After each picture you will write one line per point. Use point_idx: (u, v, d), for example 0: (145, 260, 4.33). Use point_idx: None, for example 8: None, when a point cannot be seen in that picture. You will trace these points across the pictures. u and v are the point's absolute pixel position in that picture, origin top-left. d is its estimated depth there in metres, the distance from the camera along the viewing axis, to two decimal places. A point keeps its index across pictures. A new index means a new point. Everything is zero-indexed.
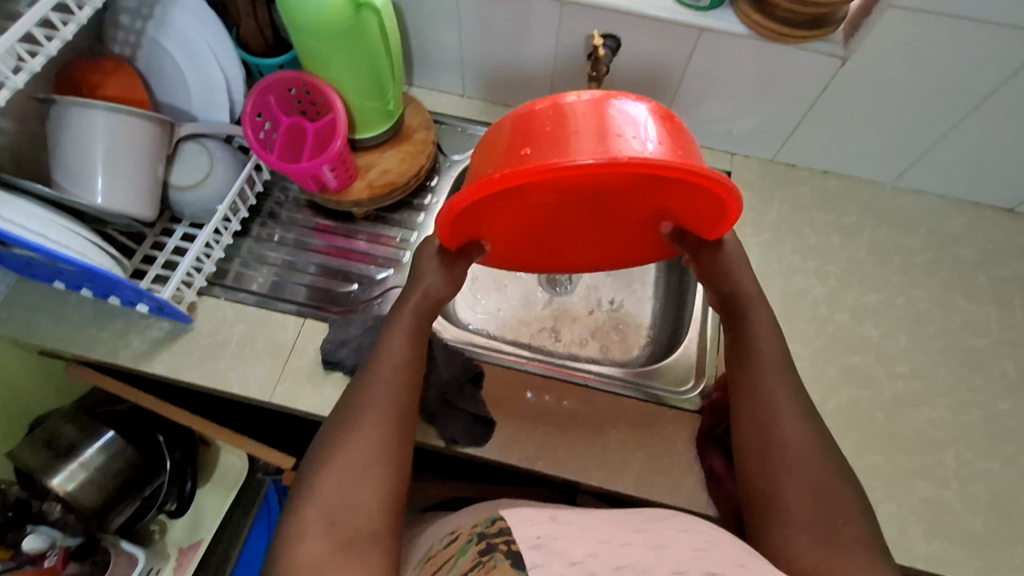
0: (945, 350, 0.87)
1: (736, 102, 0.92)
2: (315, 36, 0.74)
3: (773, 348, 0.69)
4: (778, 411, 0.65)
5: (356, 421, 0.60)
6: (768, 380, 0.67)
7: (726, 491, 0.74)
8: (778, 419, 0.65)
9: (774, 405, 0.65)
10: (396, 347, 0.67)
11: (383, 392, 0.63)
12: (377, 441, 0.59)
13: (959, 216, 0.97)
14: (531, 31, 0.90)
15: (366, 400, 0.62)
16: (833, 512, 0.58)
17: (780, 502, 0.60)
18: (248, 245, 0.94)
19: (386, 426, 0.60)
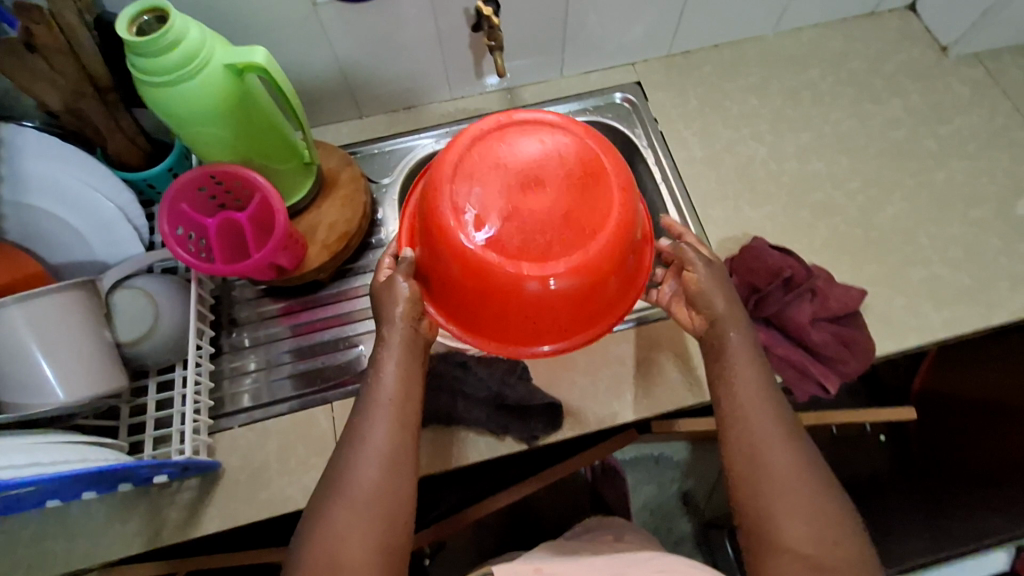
0: (880, 153, 0.97)
1: (621, 14, 0.94)
2: (209, 121, 0.67)
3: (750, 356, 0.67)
4: (761, 424, 0.63)
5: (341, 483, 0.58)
6: (750, 391, 0.65)
7: (780, 353, 0.79)
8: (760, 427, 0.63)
9: (759, 417, 0.63)
10: (381, 391, 0.62)
11: (367, 449, 0.59)
12: (356, 512, 0.57)
13: (836, 36, 1.07)
14: (408, 26, 0.86)
15: (347, 459, 0.59)
16: (826, 534, 0.58)
17: (771, 529, 0.59)
18: (227, 360, 0.86)
19: (367, 491, 0.58)
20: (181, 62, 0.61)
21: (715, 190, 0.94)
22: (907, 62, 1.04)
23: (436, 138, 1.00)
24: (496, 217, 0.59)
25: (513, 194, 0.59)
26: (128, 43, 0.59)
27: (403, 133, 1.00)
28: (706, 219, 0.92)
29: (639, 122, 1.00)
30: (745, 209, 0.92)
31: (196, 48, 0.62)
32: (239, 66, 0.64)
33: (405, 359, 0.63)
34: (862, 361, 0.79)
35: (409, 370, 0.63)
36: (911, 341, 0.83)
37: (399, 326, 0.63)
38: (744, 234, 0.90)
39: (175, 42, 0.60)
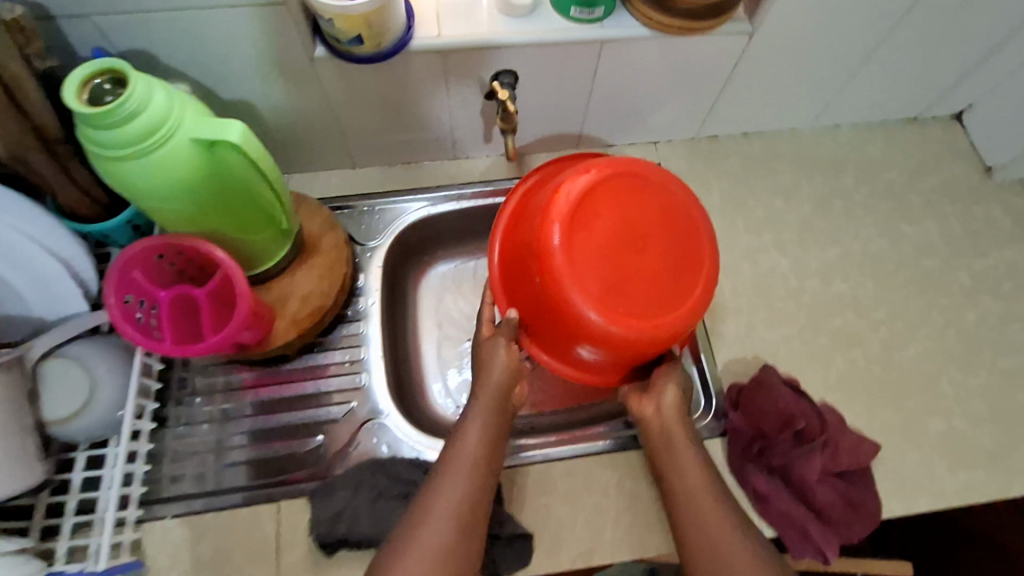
0: (909, 281, 0.89)
1: (653, 98, 0.86)
2: (169, 195, 0.57)
3: (693, 449, 0.66)
4: (707, 521, 0.62)
5: (409, 542, 0.57)
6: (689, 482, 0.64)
7: (778, 509, 0.72)
8: (706, 524, 0.61)
9: (701, 511, 0.63)
10: (461, 454, 0.61)
11: (439, 510, 0.58)
12: (443, 560, 0.56)
13: (875, 141, 0.99)
14: (416, 89, 0.77)
15: (420, 518, 0.58)
16: None
17: None
18: (171, 437, 0.77)
19: (440, 547, 0.57)
20: (139, 133, 0.52)
21: (729, 302, 0.86)
22: (947, 181, 0.97)
23: (431, 202, 0.91)
24: (592, 291, 0.58)
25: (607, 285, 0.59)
26: (74, 109, 0.49)
27: (397, 192, 0.91)
28: (715, 334, 0.84)
29: None
30: (759, 329, 0.85)
31: (160, 117, 0.53)
32: (210, 139, 0.55)
33: (498, 414, 0.64)
34: (866, 527, 0.72)
35: (490, 428, 0.63)
36: (920, 505, 0.76)
37: (496, 377, 0.65)
38: (754, 357, 0.83)
39: (133, 110, 0.51)
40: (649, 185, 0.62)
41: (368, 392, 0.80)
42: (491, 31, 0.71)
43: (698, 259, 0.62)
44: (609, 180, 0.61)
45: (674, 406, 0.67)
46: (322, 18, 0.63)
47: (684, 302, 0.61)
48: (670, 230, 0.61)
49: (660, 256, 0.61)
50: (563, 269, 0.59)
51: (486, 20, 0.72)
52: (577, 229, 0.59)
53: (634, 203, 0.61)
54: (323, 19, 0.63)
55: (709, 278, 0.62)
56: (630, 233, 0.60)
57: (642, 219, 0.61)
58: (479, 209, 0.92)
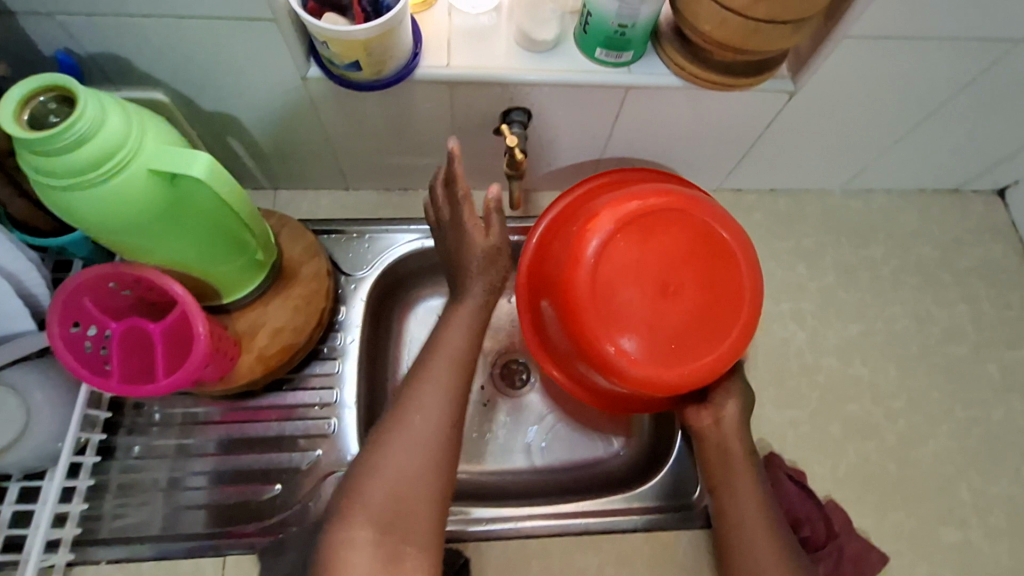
0: (933, 370, 0.82)
1: (677, 148, 0.79)
2: (122, 228, 0.51)
3: (748, 461, 0.66)
4: (747, 534, 0.62)
5: (399, 431, 0.56)
6: (735, 490, 0.65)
7: None
8: (754, 534, 0.62)
9: (744, 520, 0.63)
10: (443, 354, 0.62)
11: (424, 403, 0.58)
12: (424, 444, 0.56)
13: (910, 210, 0.92)
14: (420, 117, 0.71)
15: (406, 407, 0.58)
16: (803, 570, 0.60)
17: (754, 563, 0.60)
18: (117, 469, 0.70)
19: (425, 436, 0.56)
20: (86, 162, 0.45)
21: None
22: (983, 262, 0.90)
23: (425, 235, 0.83)
24: (623, 326, 0.63)
25: (636, 324, 0.63)
26: (10, 133, 0.43)
27: (390, 220, 0.84)
28: None
29: None
30: (766, 409, 0.78)
31: (113, 144, 0.46)
32: (172, 171, 0.49)
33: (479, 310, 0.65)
34: None
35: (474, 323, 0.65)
36: None
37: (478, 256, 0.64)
38: (759, 441, 0.76)
39: (81, 136, 0.44)
40: (694, 229, 0.65)
41: (337, 440, 0.74)
42: (506, 65, 0.65)
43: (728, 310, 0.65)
44: (658, 218, 0.64)
45: (732, 415, 0.68)
46: (316, 40, 0.57)
47: (700, 353, 0.64)
48: (703, 278, 0.65)
49: (688, 302, 0.64)
50: (602, 295, 0.63)
51: (503, 53, 0.66)
52: (616, 260, 0.63)
53: (677, 245, 0.64)
54: (318, 42, 0.57)
55: (732, 331, 0.64)
56: (664, 279, 0.64)
57: (677, 262, 0.65)
58: None
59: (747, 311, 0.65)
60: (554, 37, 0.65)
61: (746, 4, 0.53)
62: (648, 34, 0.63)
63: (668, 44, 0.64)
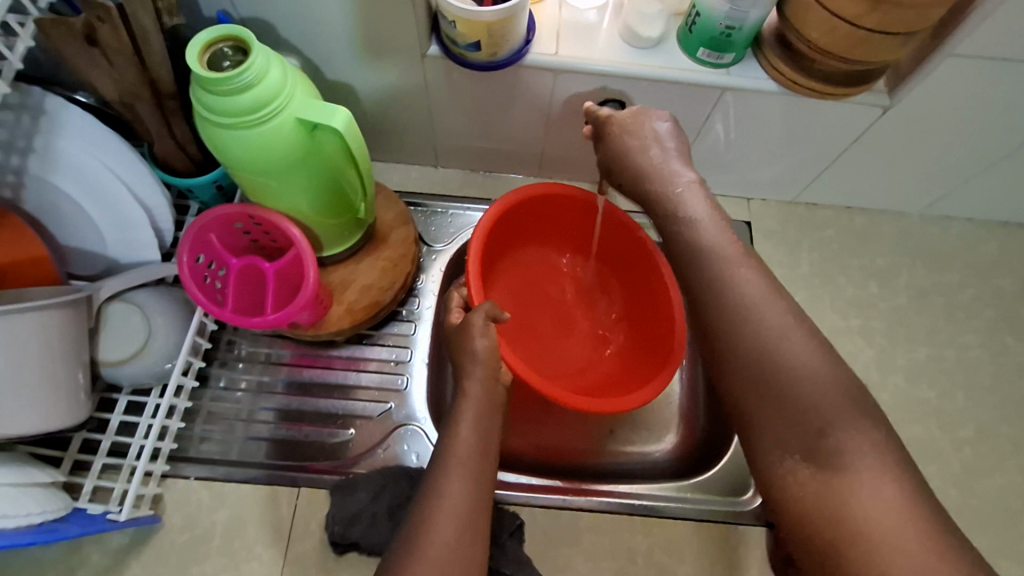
0: (1004, 404, 0.81)
1: (759, 153, 0.81)
2: (263, 170, 0.57)
3: (786, 315, 0.50)
4: (777, 458, 0.46)
5: (417, 537, 0.48)
6: (710, 297, 0.53)
7: None
8: (797, 400, 0.46)
9: (762, 371, 0.48)
10: (464, 438, 0.56)
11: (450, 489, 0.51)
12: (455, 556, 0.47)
13: (992, 242, 0.91)
14: (518, 101, 0.75)
15: (433, 495, 0.51)
16: (820, 419, 0.45)
17: (757, 407, 0.48)
18: (209, 398, 0.77)
19: (456, 537, 0.48)
20: (251, 103, 0.51)
21: None
22: None
23: None
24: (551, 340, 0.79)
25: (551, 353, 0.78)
26: (195, 73, 0.49)
27: (473, 199, 0.90)
28: None
29: None
30: None
31: (272, 93, 0.52)
32: (315, 122, 0.55)
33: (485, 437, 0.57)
34: None
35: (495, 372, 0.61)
36: None
37: (476, 388, 0.60)
38: None
39: (247, 83, 0.51)
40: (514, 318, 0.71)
41: (408, 395, 0.78)
42: (611, 58, 0.68)
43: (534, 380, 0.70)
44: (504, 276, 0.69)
45: (704, 231, 0.56)
46: (445, 19, 0.62)
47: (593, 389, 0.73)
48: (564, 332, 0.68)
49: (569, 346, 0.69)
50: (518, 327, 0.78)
51: (606, 46, 0.69)
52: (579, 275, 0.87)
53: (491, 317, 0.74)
54: (446, 20, 0.63)
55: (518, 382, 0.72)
56: None
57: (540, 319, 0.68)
58: None
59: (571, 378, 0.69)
60: (657, 34, 0.69)
61: (859, 13, 0.56)
62: (750, 39, 0.66)
63: (768, 49, 0.67)
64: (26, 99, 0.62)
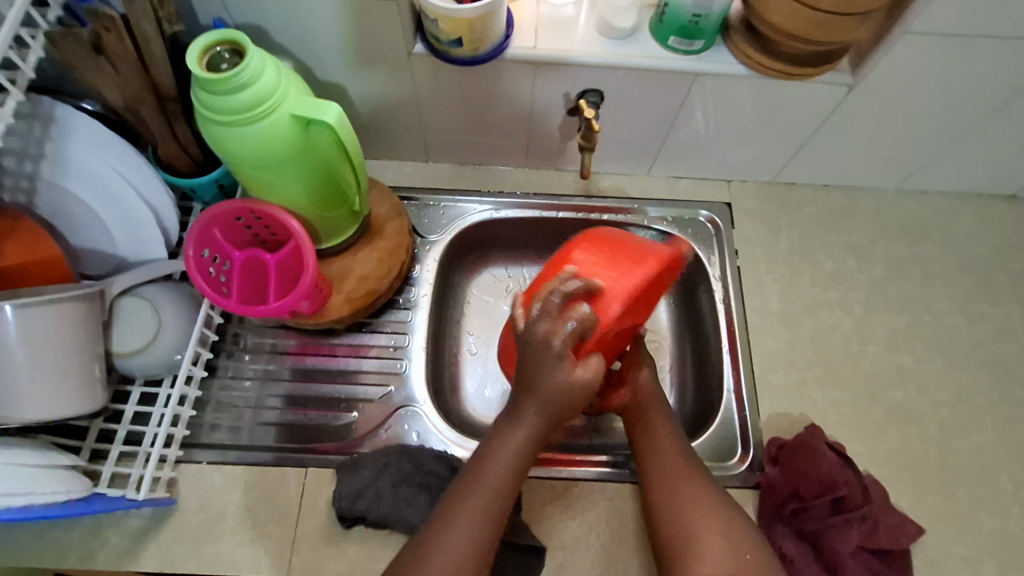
0: (980, 366, 0.84)
1: (736, 136, 0.84)
2: (262, 165, 0.61)
3: (700, 492, 0.65)
4: (693, 557, 0.60)
5: (439, 538, 0.57)
6: (656, 473, 0.68)
7: (845, 569, 0.69)
8: (688, 549, 0.60)
9: (689, 518, 0.62)
10: (502, 455, 0.60)
11: (474, 498, 0.59)
12: (468, 554, 0.56)
13: (966, 212, 0.94)
14: (501, 96, 0.79)
15: (459, 502, 0.59)
16: (740, 546, 0.59)
17: (685, 539, 0.61)
18: (218, 387, 0.80)
19: (471, 542, 0.56)
20: (249, 102, 0.55)
21: (782, 354, 0.84)
22: None
23: (494, 207, 0.92)
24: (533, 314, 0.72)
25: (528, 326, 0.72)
26: (196, 76, 0.53)
27: (463, 191, 0.93)
28: (763, 385, 0.82)
29: (718, 250, 0.90)
30: (809, 386, 0.82)
31: (268, 92, 0.56)
32: (308, 118, 0.58)
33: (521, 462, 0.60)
34: None
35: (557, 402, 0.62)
36: None
37: (505, 454, 0.60)
38: (800, 415, 0.80)
39: (244, 83, 0.55)
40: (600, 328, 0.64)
41: (407, 378, 0.82)
42: (588, 50, 0.72)
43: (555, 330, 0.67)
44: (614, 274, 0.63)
45: (663, 432, 0.71)
46: (428, 17, 0.66)
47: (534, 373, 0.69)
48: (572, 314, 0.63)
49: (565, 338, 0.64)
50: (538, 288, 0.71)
51: (583, 38, 0.73)
52: None
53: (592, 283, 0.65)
54: (429, 19, 0.66)
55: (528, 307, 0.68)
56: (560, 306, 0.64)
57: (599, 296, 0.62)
58: (540, 222, 0.92)
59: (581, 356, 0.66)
60: (631, 25, 0.72)
61: None
62: (719, 26, 0.70)
63: (736, 35, 0.71)
64: (37, 109, 0.66)
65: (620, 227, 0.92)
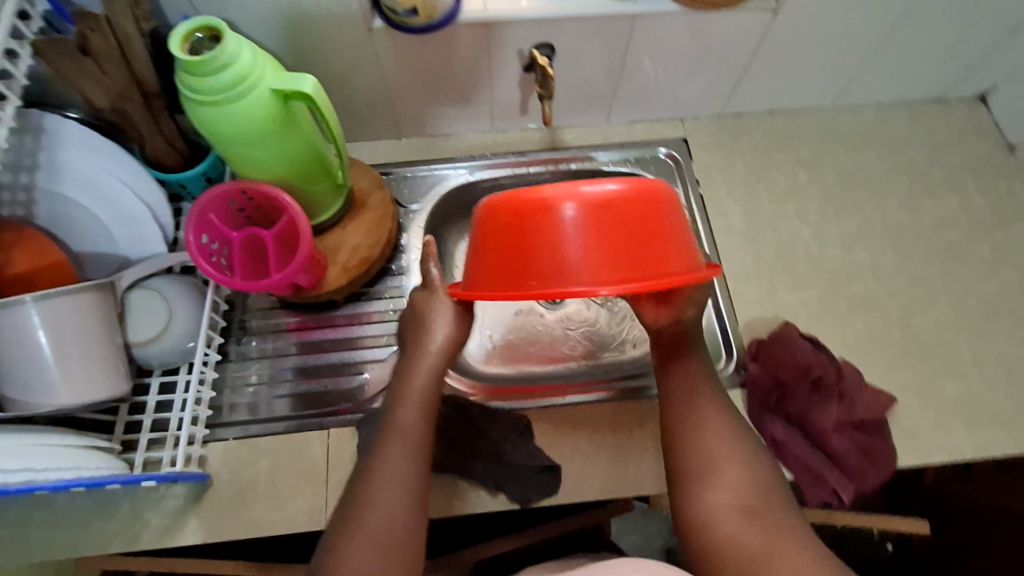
0: (928, 252, 0.92)
1: (680, 73, 0.91)
2: (249, 141, 0.66)
3: (723, 427, 0.66)
4: (716, 494, 0.62)
5: (378, 463, 0.63)
6: (688, 415, 0.67)
7: (831, 443, 0.75)
8: (714, 480, 0.63)
9: (718, 459, 0.64)
10: (414, 382, 0.69)
11: (400, 422, 0.66)
12: (405, 471, 0.63)
13: (899, 119, 1.02)
14: (459, 62, 0.85)
15: (389, 430, 0.66)
16: (762, 483, 0.63)
17: (711, 467, 0.63)
18: (232, 370, 0.85)
19: (405, 461, 0.63)
20: (233, 79, 0.60)
21: (750, 265, 0.91)
22: (972, 158, 0.99)
23: (469, 170, 0.98)
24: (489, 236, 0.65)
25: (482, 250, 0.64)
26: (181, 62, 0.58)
27: (438, 160, 0.99)
28: (737, 295, 0.89)
29: (680, 182, 0.97)
30: (778, 291, 0.89)
31: (247, 70, 0.61)
32: (287, 90, 0.63)
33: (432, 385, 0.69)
34: (879, 477, 0.75)
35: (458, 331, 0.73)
36: (939, 458, 0.78)
37: (419, 378, 0.69)
38: (774, 316, 0.87)
39: (225, 63, 0.59)
40: (559, 268, 0.58)
41: None
42: (533, 6, 0.78)
43: (526, 233, 0.59)
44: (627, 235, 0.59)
45: (696, 378, 0.70)
46: None
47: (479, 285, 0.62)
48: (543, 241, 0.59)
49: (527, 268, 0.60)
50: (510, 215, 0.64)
51: None
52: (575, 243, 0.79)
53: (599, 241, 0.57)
54: None
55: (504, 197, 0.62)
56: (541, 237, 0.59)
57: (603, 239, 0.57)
58: (512, 179, 0.99)
59: (511, 259, 0.60)
60: None
61: None
62: None
63: None
64: (27, 122, 0.71)
65: (587, 173, 0.99)
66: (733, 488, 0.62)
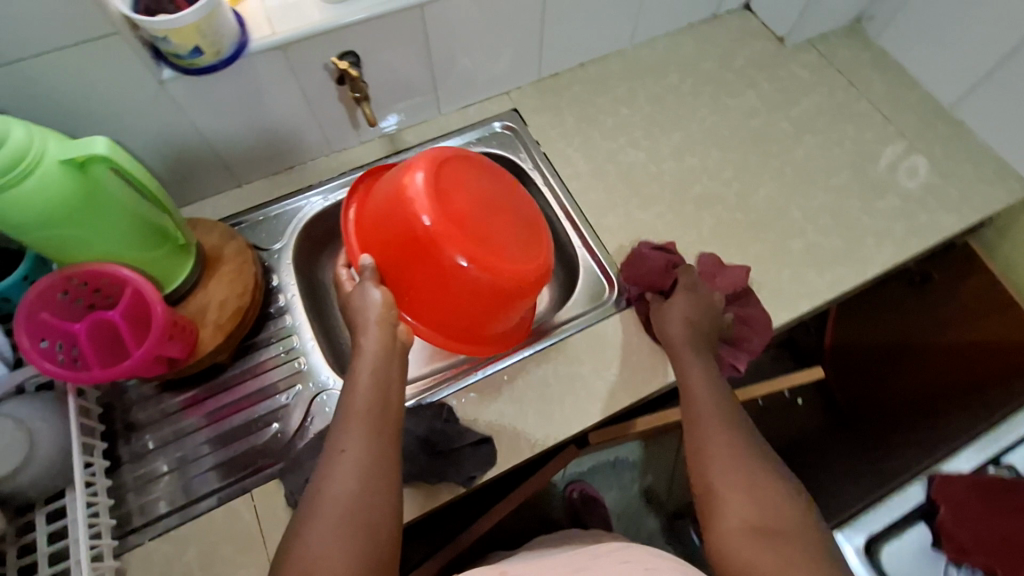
0: (745, 143, 1.04)
1: (485, 49, 0.97)
2: (54, 220, 0.62)
3: (735, 445, 0.64)
4: (727, 519, 0.58)
5: (331, 449, 0.60)
6: (707, 426, 0.66)
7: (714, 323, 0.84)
8: (724, 506, 0.59)
9: (728, 485, 0.60)
10: (364, 367, 0.66)
11: (354, 402, 0.63)
12: (361, 458, 0.58)
13: (687, 41, 1.15)
14: (269, 93, 0.85)
15: (345, 414, 0.62)
16: (775, 506, 0.58)
17: (717, 480, 0.61)
18: (128, 471, 0.78)
19: (364, 445, 0.60)
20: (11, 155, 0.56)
21: (604, 200, 0.98)
22: (754, 57, 1.13)
23: (323, 196, 0.98)
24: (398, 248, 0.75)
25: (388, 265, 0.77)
26: None
27: (287, 195, 0.97)
28: (601, 228, 0.96)
29: (523, 148, 1.03)
30: (635, 214, 0.97)
31: (25, 147, 0.57)
32: (79, 158, 0.60)
33: (380, 370, 0.67)
34: (763, 337, 0.84)
35: (391, 365, 0.68)
36: (803, 305, 0.89)
37: (371, 346, 0.69)
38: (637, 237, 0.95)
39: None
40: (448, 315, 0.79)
41: (310, 370, 0.85)
42: (320, 19, 0.80)
43: (434, 288, 0.75)
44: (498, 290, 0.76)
45: (713, 394, 0.70)
46: (157, 37, 0.70)
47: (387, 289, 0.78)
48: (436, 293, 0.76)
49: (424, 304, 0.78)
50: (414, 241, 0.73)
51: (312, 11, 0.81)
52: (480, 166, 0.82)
53: (480, 302, 0.76)
54: (159, 39, 0.70)
55: (418, 242, 0.72)
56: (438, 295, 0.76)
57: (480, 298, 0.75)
58: None
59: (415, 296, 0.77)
60: None
61: None
62: None
63: None
64: None
65: None
66: (739, 503, 0.58)
